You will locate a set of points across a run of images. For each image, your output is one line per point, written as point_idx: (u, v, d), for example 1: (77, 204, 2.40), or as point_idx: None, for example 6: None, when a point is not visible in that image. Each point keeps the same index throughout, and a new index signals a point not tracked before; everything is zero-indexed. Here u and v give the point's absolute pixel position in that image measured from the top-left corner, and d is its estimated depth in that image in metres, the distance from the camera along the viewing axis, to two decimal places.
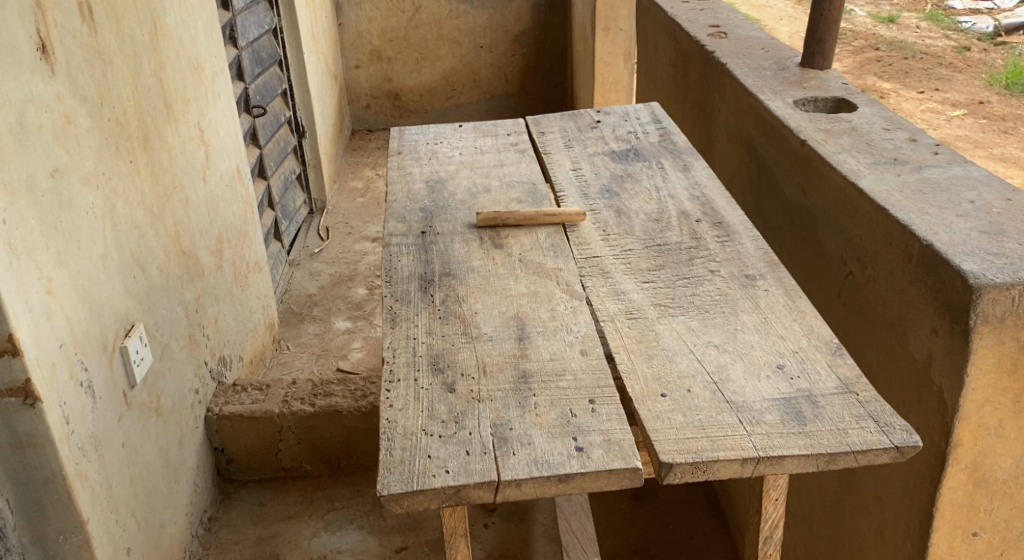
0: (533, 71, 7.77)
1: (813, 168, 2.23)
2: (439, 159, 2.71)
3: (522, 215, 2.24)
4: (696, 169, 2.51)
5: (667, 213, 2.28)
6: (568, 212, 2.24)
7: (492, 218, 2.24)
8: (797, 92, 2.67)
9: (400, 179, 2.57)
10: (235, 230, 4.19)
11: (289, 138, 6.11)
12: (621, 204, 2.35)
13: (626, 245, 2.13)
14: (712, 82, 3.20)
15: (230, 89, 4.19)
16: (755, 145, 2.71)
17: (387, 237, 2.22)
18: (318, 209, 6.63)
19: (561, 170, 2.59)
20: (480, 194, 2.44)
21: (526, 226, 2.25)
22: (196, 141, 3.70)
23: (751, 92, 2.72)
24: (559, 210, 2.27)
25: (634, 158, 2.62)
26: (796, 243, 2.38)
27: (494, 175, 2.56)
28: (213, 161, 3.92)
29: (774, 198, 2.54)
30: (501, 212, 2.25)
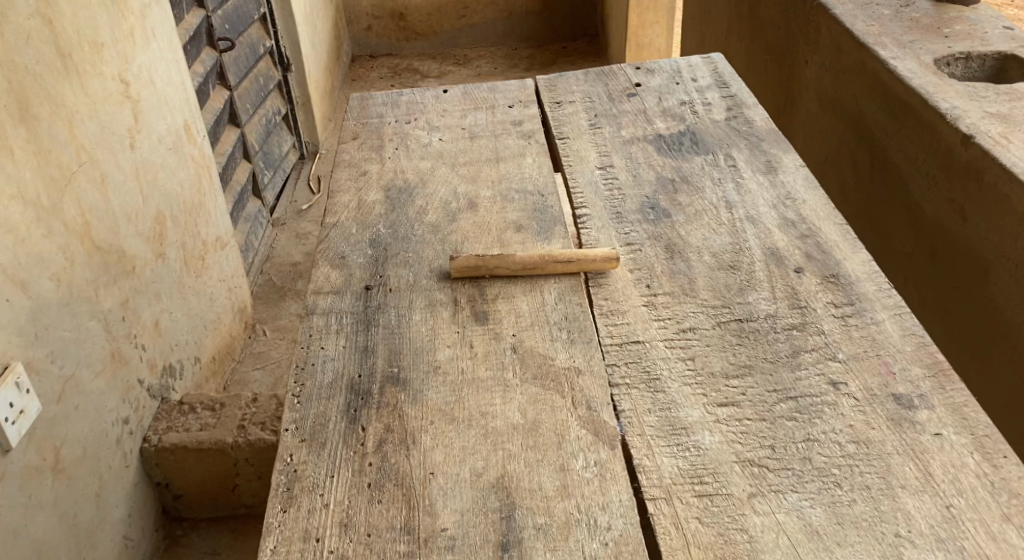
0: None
1: (994, 192, 1.41)
2: (408, 147, 1.88)
3: (520, 261, 1.44)
4: (787, 172, 1.67)
5: (747, 255, 1.46)
6: (593, 257, 1.44)
7: (473, 265, 1.44)
8: (938, 44, 1.79)
9: (348, 181, 1.76)
10: (184, 203, 3.30)
11: (273, 73, 5.16)
12: (672, 234, 1.54)
13: (686, 319, 1.33)
14: (795, 17, 2.29)
15: (167, 20, 3.27)
16: (868, 123, 1.86)
17: (311, 296, 1.43)
18: (310, 153, 5.71)
19: (583, 168, 1.76)
20: (462, 214, 1.62)
21: (525, 277, 1.44)
22: (119, 97, 2.79)
23: (864, 43, 1.83)
24: (577, 250, 1.46)
25: (691, 150, 1.79)
26: (950, 295, 1.60)
27: (486, 177, 1.74)
28: (146, 120, 3.03)
29: (906, 213, 1.73)
30: (487, 255, 1.45)
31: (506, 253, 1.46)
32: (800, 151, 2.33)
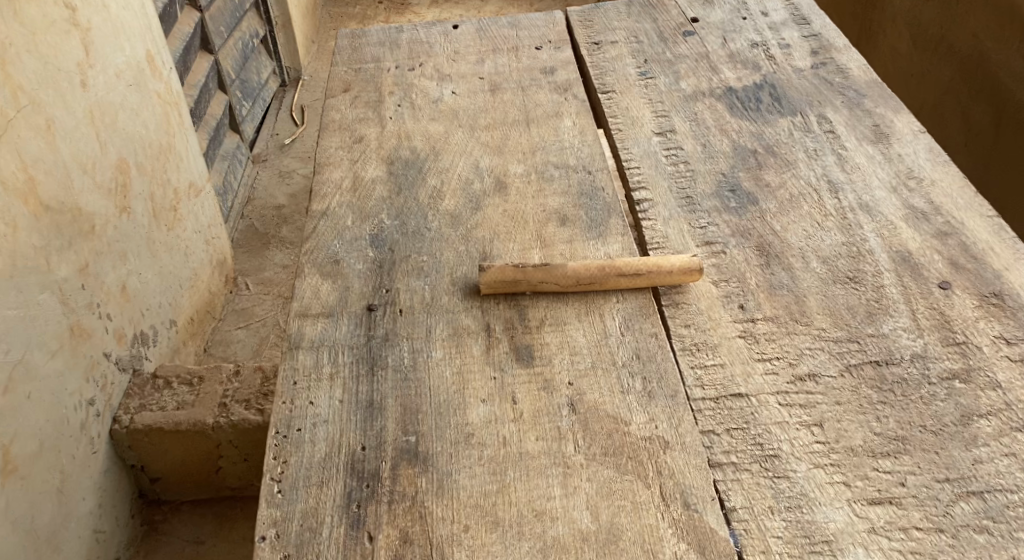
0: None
1: None
2: (414, 104, 1.50)
3: (572, 273, 1.08)
4: (903, 138, 1.31)
5: (869, 263, 1.12)
6: (669, 270, 1.09)
7: (509, 279, 1.08)
8: None
9: (340, 150, 1.38)
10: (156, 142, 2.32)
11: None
12: (764, 230, 1.19)
13: (800, 361, 0.99)
14: None
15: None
16: None
17: (292, 319, 1.07)
18: (292, 80, 4.94)
19: (637, 135, 1.39)
20: (488, 201, 1.27)
21: (578, 293, 1.09)
22: (65, 20, 1.81)
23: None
24: (648, 257, 1.11)
25: (771, 108, 1.41)
26: None
27: (517, 149, 1.38)
28: (99, 42, 1.99)
29: None
30: (527, 265, 1.09)
31: (553, 262, 1.10)
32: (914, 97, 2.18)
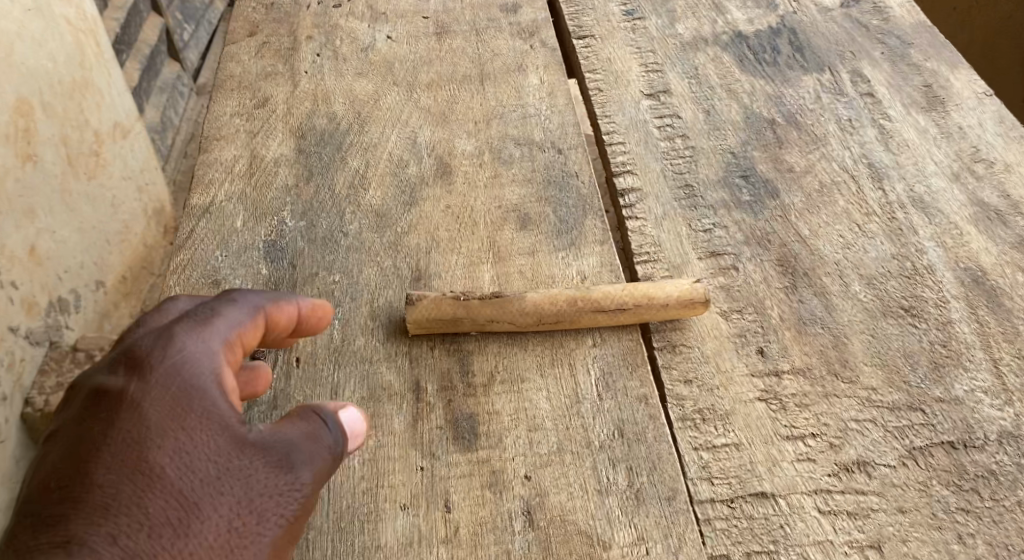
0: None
1: None
2: (337, 52, 1.16)
3: (531, 307, 0.80)
4: (962, 104, 1.02)
5: (930, 286, 0.84)
6: (665, 301, 0.80)
7: (448, 316, 0.79)
8: None
9: (236, 117, 1.04)
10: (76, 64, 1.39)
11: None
12: (789, 235, 0.90)
13: (844, 441, 0.72)
14: None
15: None
16: None
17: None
18: None
19: (622, 99, 1.08)
20: (430, 192, 0.97)
21: (542, 333, 0.80)
22: None
23: None
24: (637, 285, 0.82)
25: (792, 63, 1.11)
26: None
27: (471, 116, 1.07)
28: None
29: None
30: (472, 295, 0.80)
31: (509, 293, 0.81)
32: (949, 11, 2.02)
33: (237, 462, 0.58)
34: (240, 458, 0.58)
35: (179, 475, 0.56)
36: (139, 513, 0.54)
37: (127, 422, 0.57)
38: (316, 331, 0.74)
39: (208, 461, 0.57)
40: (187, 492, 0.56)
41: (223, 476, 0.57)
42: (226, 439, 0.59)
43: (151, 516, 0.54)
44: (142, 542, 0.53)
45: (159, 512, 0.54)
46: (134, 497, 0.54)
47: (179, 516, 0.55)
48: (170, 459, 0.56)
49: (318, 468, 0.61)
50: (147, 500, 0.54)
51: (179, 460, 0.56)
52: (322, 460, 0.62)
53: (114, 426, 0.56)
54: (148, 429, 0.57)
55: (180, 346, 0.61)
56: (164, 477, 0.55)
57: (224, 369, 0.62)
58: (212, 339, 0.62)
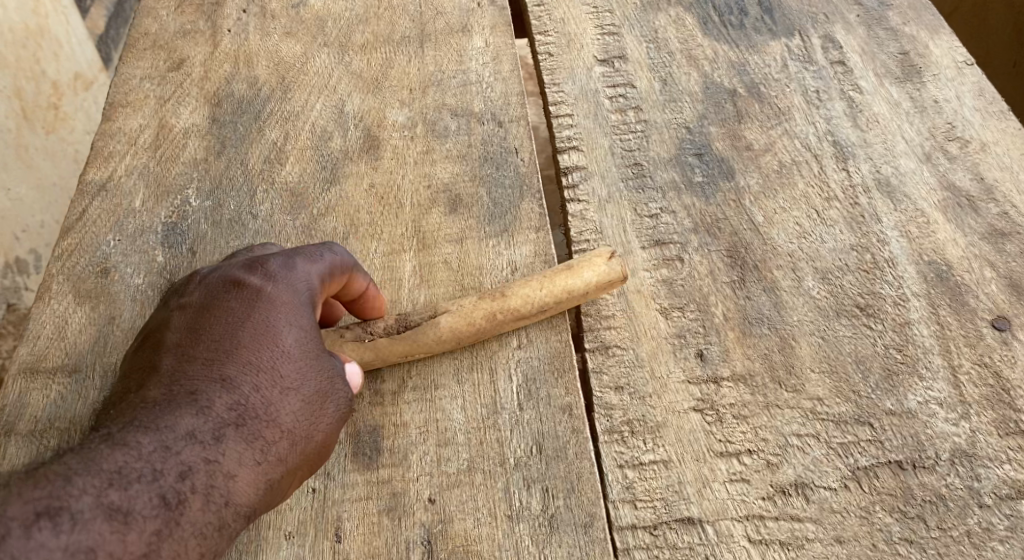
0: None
1: None
2: (265, 7, 1.06)
3: (448, 333, 0.71)
4: (940, 75, 0.92)
5: (889, 284, 0.76)
6: (577, 293, 0.73)
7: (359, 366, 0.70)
8: None
9: (148, 81, 0.96)
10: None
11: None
12: (741, 224, 0.82)
13: (782, 459, 0.67)
14: None
15: None
16: None
17: (13, 378, 0.70)
18: None
19: (572, 65, 0.99)
20: (352, 170, 0.88)
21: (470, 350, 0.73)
22: None
23: None
24: (555, 279, 0.73)
25: (759, 25, 1.01)
26: None
27: (404, 83, 0.97)
28: None
29: None
30: (379, 329, 0.71)
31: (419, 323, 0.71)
32: None
33: (332, 366, 0.64)
34: (329, 360, 0.64)
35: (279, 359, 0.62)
36: (253, 384, 0.60)
37: (246, 311, 0.63)
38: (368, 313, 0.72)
39: (323, 350, 0.64)
40: (278, 376, 0.61)
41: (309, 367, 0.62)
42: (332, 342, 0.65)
43: (262, 388, 0.61)
44: (248, 405, 0.60)
45: (269, 390, 0.61)
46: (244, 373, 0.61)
47: (272, 392, 0.61)
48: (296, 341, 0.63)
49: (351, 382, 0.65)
50: (260, 376, 0.61)
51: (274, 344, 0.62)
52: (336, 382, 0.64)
53: (235, 312, 0.63)
54: (265, 316, 0.63)
55: (286, 265, 0.66)
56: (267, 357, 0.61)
57: (315, 291, 0.66)
58: (308, 267, 0.66)
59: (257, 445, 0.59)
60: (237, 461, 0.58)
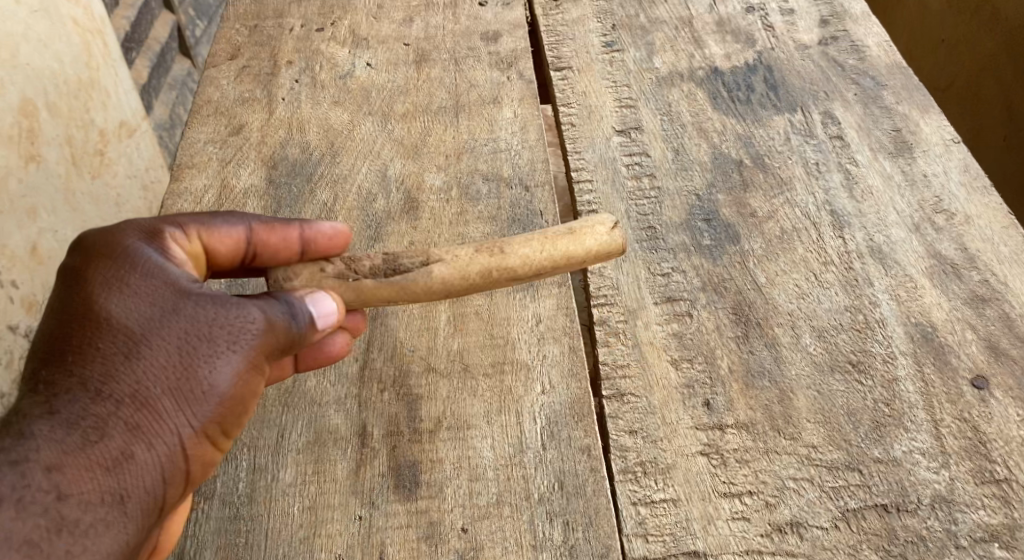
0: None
1: None
2: (316, 78, 1.17)
3: (440, 281, 0.76)
4: (929, 152, 1.01)
5: (879, 342, 0.84)
6: (580, 252, 0.78)
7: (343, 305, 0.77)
8: None
9: (211, 143, 1.06)
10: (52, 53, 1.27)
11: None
12: (746, 285, 0.91)
13: (779, 500, 0.74)
14: None
15: None
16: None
17: None
18: None
19: (592, 135, 1.08)
20: (394, 229, 0.98)
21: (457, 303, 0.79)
22: None
23: None
24: (555, 247, 0.77)
25: (764, 101, 1.10)
26: None
27: (442, 150, 1.07)
28: None
29: None
30: (363, 270, 0.78)
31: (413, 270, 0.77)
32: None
33: (168, 322, 0.67)
34: (161, 318, 0.67)
35: (135, 332, 0.66)
36: (80, 372, 0.64)
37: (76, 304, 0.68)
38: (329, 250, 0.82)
39: (153, 310, 0.67)
40: (134, 347, 0.65)
41: (174, 327, 0.67)
42: (170, 296, 0.68)
43: (89, 373, 0.64)
44: (86, 390, 0.64)
45: (98, 369, 0.64)
46: (94, 357, 0.65)
47: (130, 369, 0.65)
48: (121, 312, 0.67)
49: (277, 319, 0.70)
50: (87, 361, 0.64)
51: (134, 317, 0.67)
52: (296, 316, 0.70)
53: (66, 309, 0.67)
54: (88, 303, 0.67)
55: (116, 243, 0.71)
56: (119, 335, 0.66)
57: (158, 257, 0.71)
58: (140, 239, 0.71)
59: (102, 429, 0.63)
60: (66, 451, 0.61)
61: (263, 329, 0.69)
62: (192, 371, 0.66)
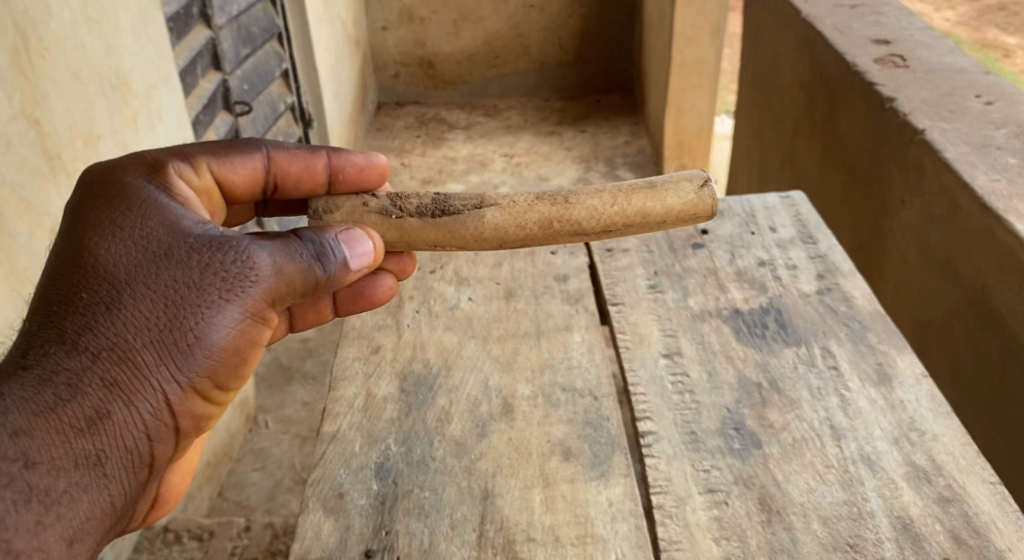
0: (618, 39, 4.77)
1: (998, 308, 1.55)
2: (431, 310, 1.55)
3: (489, 225, 1.13)
4: (904, 382, 1.33)
5: (871, 528, 1.12)
6: (653, 212, 1.14)
7: (389, 237, 1.15)
8: (987, 128, 1.75)
9: (357, 362, 1.43)
10: None
11: (286, 98, 3.51)
12: (767, 481, 1.19)
13: None
14: (840, 89, 2.19)
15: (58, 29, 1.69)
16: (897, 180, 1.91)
17: None
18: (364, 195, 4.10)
19: (644, 358, 1.41)
20: (496, 427, 1.29)
21: (508, 244, 1.15)
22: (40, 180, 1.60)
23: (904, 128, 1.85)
24: (630, 200, 1.13)
25: (776, 337, 1.43)
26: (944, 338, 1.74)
27: (530, 365, 1.41)
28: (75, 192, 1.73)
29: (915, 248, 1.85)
30: (411, 210, 1.15)
31: (469, 211, 1.14)
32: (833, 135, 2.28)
33: (166, 268, 0.93)
34: (160, 261, 0.93)
35: (134, 279, 0.92)
36: (89, 314, 0.89)
37: (90, 243, 0.93)
38: (358, 181, 1.21)
39: (155, 258, 0.93)
40: (135, 292, 0.91)
41: (170, 276, 0.92)
42: (169, 244, 0.94)
43: (98, 314, 0.89)
44: (93, 336, 0.88)
45: (106, 314, 0.89)
46: (90, 311, 0.89)
47: (122, 322, 0.90)
48: (125, 262, 0.92)
49: (275, 266, 0.97)
50: (96, 309, 0.89)
51: (134, 264, 0.92)
52: (318, 259, 1.00)
53: (80, 249, 0.93)
54: (100, 246, 0.93)
55: (130, 200, 0.97)
56: (118, 285, 0.91)
57: (163, 208, 0.98)
58: (156, 196, 0.99)
59: (87, 387, 0.87)
60: (66, 398, 0.85)
61: (254, 277, 0.95)
62: (181, 321, 0.92)
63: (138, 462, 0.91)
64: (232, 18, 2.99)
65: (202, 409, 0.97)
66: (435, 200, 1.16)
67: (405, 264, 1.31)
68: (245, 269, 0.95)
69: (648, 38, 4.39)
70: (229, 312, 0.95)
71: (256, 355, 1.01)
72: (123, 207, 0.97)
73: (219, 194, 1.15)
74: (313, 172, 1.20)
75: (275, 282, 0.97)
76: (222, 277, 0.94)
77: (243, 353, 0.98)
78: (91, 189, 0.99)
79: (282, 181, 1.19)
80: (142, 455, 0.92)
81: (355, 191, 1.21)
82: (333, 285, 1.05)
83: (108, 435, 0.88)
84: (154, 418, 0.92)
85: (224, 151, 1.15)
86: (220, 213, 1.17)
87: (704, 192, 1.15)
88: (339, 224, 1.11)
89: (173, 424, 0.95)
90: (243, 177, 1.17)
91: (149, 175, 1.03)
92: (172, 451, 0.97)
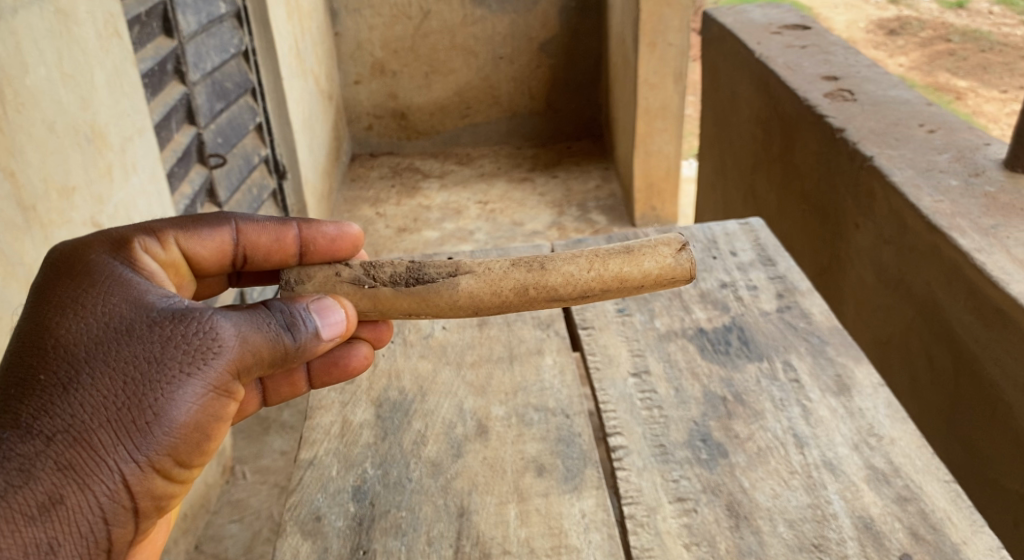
0: (585, 88, 4.91)
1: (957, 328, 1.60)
2: (406, 339, 1.58)
3: (465, 292, 1.10)
4: (862, 391, 1.38)
5: (833, 526, 1.16)
6: (631, 275, 1.10)
7: (360, 304, 1.12)
8: (931, 153, 1.84)
9: (333, 390, 1.46)
10: None
11: (260, 150, 3.57)
12: (733, 488, 1.23)
13: None
14: (796, 124, 2.27)
15: (31, 82, 1.73)
16: (856, 214, 1.96)
17: None
18: None
19: (614, 377, 1.46)
20: (469, 448, 1.33)
21: (483, 313, 1.11)
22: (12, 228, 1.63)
23: (854, 156, 1.93)
24: (607, 265, 1.09)
25: (740, 353, 1.49)
26: (909, 363, 1.79)
27: (501, 388, 1.45)
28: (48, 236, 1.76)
29: (876, 278, 1.90)
30: (384, 279, 1.13)
31: (442, 279, 1.11)
32: (793, 179, 2.35)
33: (129, 343, 0.87)
34: (123, 336, 0.87)
35: (94, 356, 0.85)
36: (46, 395, 0.82)
37: (49, 321, 0.87)
38: (337, 255, 1.18)
39: (119, 335, 0.87)
40: (95, 368, 0.85)
41: (131, 351, 0.86)
42: (133, 319, 0.89)
43: (57, 395, 0.82)
44: (48, 416, 0.81)
45: (66, 393, 0.83)
46: (46, 392, 0.82)
47: (79, 401, 0.83)
48: (86, 338, 0.86)
49: (242, 336, 0.92)
50: (56, 388, 0.83)
51: (94, 340, 0.86)
52: (287, 328, 0.95)
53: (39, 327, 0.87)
54: (60, 323, 0.87)
55: (92, 276, 0.92)
56: (77, 363, 0.85)
57: (129, 283, 0.93)
58: (121, 271, 0.94)
59: (41, 472, 0.79)
60: (18, 484, 0.78)
61: (220, 348, 0.90)
62: (142, 397, 0.86)
63: (92, 547, 0.84)
64: (207, 73, 3.06)
65: (162, 489, 0.89)
66: (410, 268, 1.13)
67: (382, 332, 1.26)
68: (208, 341, 0.89)
69: (614, 86, 4.52)
70: (192, 385, 0.88)
71: (220, 431, 0.95)
72: (86, 285, 0.91)
73: (187, 268, 1.12)
74: (283, 244, 1.16)
75: (239, 352, 0.91)
76: (187, 349, 0.88)
77: (206, 428, 0.91)
78: (52, 266, 0.94)
79: (251, 255, 1.16)
80: (95, 540, 0.84)
81: (327, 260, 1.17)
82: (306, 357, 0.99)
83: (61, 521, 0.80)
84: (111, 501, 0.85)
85: (193, 225, 1.12)
86: (190, 286, 1.14)
87: (682, 256, 1.12)
88: (310, 295, 1.07)
89: (132, 506, 0.87)
90: (216, 250, 1.14)
91: (112, 250, 0.98)
92: (131, 534, 0.89)
